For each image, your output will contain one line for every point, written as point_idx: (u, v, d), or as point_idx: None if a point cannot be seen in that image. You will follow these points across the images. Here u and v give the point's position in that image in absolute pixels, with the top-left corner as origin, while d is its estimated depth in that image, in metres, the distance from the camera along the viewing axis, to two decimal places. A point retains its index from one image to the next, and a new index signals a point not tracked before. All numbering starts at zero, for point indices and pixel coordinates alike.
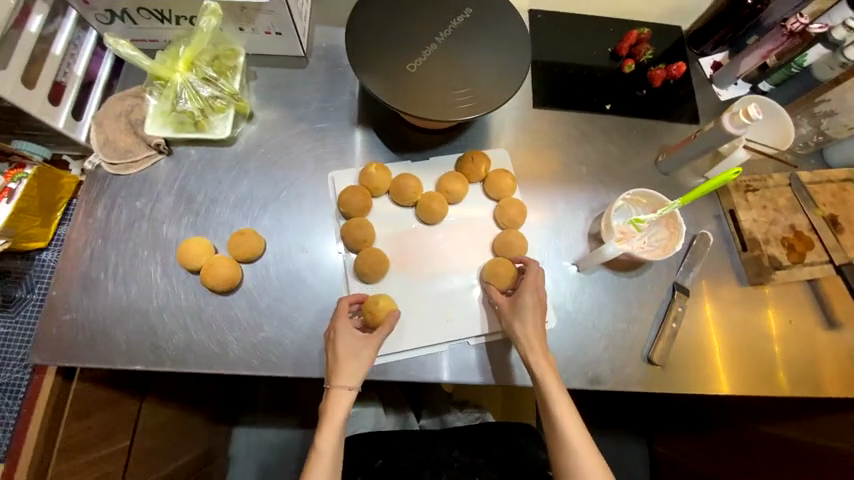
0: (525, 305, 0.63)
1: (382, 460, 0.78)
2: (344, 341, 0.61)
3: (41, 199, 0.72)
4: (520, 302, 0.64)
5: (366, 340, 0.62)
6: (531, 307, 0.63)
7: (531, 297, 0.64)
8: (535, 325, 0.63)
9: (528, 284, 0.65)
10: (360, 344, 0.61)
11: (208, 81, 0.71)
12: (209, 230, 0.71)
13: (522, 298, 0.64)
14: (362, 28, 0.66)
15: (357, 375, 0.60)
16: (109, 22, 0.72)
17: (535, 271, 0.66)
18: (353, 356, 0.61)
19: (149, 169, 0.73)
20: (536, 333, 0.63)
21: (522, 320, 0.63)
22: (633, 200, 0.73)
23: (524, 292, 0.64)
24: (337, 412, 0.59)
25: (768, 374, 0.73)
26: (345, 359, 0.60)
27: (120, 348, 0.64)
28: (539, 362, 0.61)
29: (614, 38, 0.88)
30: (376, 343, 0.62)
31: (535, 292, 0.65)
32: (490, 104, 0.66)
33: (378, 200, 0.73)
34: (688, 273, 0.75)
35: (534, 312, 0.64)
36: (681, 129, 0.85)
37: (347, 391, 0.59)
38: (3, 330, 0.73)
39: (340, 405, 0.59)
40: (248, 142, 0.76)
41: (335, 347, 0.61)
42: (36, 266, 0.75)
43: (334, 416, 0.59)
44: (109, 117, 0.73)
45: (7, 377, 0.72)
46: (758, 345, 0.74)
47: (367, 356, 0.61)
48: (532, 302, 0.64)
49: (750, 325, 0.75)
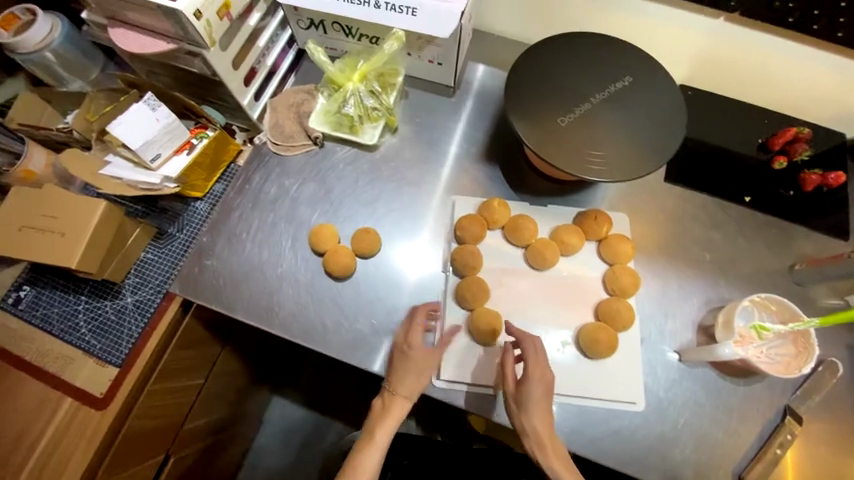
0: (531, 399, 0.61)
1: (408, 461, 0.81)
2: (413, 359, 0.65)
3: (211, 158, 0.85)
4: (527, 393, 0.62)
5: (423, 361, 0.65)
6: (538, 399, 0.62)
7: (538, 385, 0.62)
8: (542, 417, 0.62)
9: (535, 372, 0.63)
10: (428, 360, 0.66)
11: (373, 93, 0.80)
12: (337, 221, 0.78)
13: (527, 387, 0.62)
14: (523, 76, 0.71)
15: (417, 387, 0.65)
16: (306, 28, 0.84)
17: (530, 349, 0.65)
18: (415, 370, 0.65)
19: (301, 155, 0.82)
20: (545, 423, 0.61)
21: (529, 413, 0.61)
22: (760, 304, 0.68)
23: (530, 382, 0.62)
24: (395, 415, 0.65)
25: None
26: (410, 371, 0.65)
27: (243, 301, 0.73)
28: (547, 458, 0.60)
29: (768, 131, 0.84)
30: (436, 357, 0.66)
31: (541, 379, 0.63)
32: (628, 173, 0.66)
33: (491, 233, 0.75)
34: (805, 400, 0.68)
35: (541, 403, 0.62)
36: (825, 241, 0.78)
37: (405, 399, 0.64)
38: (149, 256, 0.84)
39: (397, 409, 0.64)
40: (387, 152, 0.84)
41: (402, 359, 0.66)
42: (190, 211, 0.87)
43: (392, 416, 0.64)
44: (283, 105, 0.84)
45: (142, 298, 0.82)
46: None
47: (431, 371, 0.66)
48: (540, 393, 0.62)
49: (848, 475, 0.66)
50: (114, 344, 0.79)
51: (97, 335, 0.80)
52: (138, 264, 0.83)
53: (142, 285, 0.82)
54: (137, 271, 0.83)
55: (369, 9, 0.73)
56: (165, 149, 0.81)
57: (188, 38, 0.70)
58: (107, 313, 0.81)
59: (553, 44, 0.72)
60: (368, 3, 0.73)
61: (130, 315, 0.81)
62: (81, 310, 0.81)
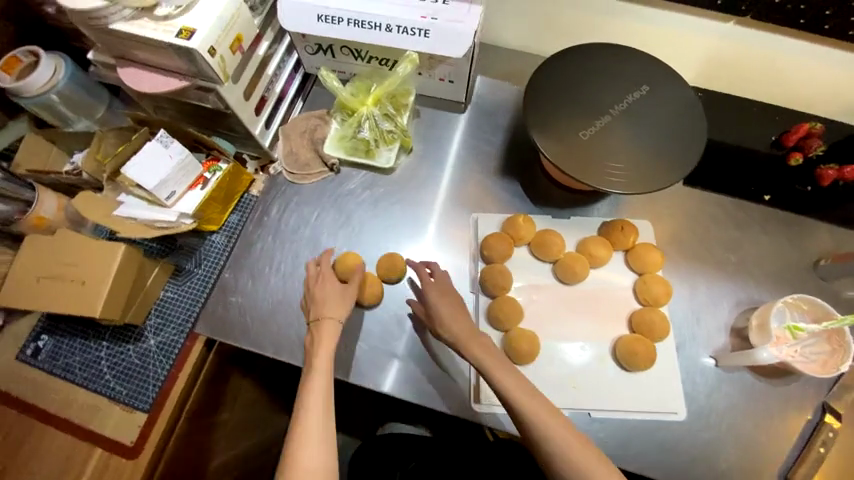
0: (441, 311, 0.64)
1: (415, 463, 0.75)
2: (324, 287, 0.67)
3: (226, 191, 0.84)
4: (435, 308, 0.65)
5: (343, 290, 0.67)
6: (446, 307, 0.65)
7: (445, 301, 0.65)
8: (467, 331, 0.62)
9: (427, 284, 0.66)
10: (342, 290, 0.67)
11: (387, 116, 0.79)
12: (361, 248, 0.78)
13: (431, 302, 0.65)
14: (541, 91, 0.71)
15: (341, 306, 0.65)
16: (313, 53, 0.83)
17: (427, 275, 0.68)
18: (334, 298, 0.66)
19: (318, 183, 0.81)
20: (466, 330, 0.63)
21: (444, 321, 0.64)
22: (792, 304, 0.68)
23: (430, 294, 0.66)
24: (327, 338, 0.62)
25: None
26: (330, 294, 0.66)
27: (272, 336, 0.71)
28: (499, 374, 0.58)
29: (779, 127, 0.85)
30: (352, 285, 0.68)
31: (449, 295, 0.66)
32: (651, 183, 0.66)
33: (518, 249, 0.75)
34: (843, 395, 0.68)
35: (459, 313, 0.64)
36: (845, 234, 0.79)
37: (334, 321, 0.63)
38: (169, 294, 0.82)
39: (328, 332, 0.62)
40: (404, 172, 0.83)
41: (323, 293, 0.66)
42: (206, 245, 0.85)
43: (323, 344, 0.61)
44: (296, 132, 0.83)
45: (164, 338, 0.80)
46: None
47: (347, 294, 0.67)
48: (444, 305, 0.65)
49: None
50: (139, 389, 0.77)
51: (122, 381, 0.78)
52: (159, 304, 0.81)
53: (164, 325, 0.80)
54: (158, 311, 0.81)
55: (380, 33, 0.73)
56: (179, 186, 0.80)
57: (201, 75, 0.69)
58: (131, 358, 0.79)
59: (570, 57, 0.72)
60: (379, 27, 0.72)
61: (153, 357, 0.79)
62: (103, 357, 0.79)
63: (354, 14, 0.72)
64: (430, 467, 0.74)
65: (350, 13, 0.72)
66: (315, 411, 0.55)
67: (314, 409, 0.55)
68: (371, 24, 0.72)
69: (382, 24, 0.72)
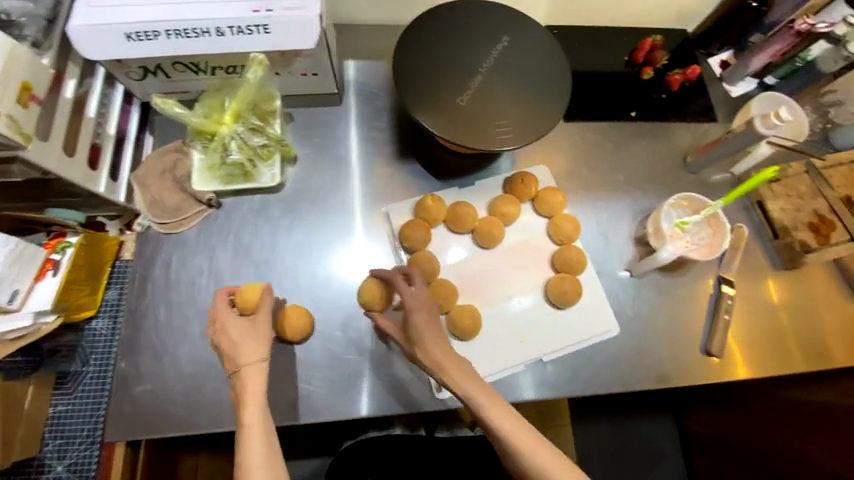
0: (424, 338, 0.56)
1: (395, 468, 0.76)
2: (229, 327, 0.55)
3: (87, 267, 0.70)
4: (416, 331, 0.57)
5: (252, 322, 0.56)
6: (431, 330, 0.56)
7: (418, 315, 0.57)
8: (447, 354, 0.55)
9: (407, 303, 0.58)
10: (253, 323, 0.56)
11: (255, 130, 0.69)
12: (274, 280, 0.70)
13: (410, 320, 0.57)
14: (408, 67, 0.67)
15: (259, 344, 0.54)
16: (141, 78, 0.70)
17: (407, 295, 0.59)
18: (246, 337, 0.54)
19: (200, 225, 0.71)
20: (443, 353, 0.55)
21: (425, 346, 0.56)
22: (676, 204, 0.77)
23: (408, 314, 0.58)
24: (251, 393, 0.51)
25: (781, 343, 0.79)
26: (241, 334, 0.54)
27: (203, 411, 0.63)
28: (468, 388, 0.53)
29: (629, 46, 0.92)
30: (266, 315, 0.57)
31: (427, 313, 0.58)
32: (537, 132, 0.67)
33: (435, 230, 0.74)
34: (730, 265, 0.79)
35: (439, 338, 0.56)
36: (702, 129, 0.90)
37: (258, 364, 0.52)
38: (61, 409, 0.69)
39: (254, 384, 0.51)
40: (296, 185, 0.76)
41: (231, 338, 0.54)
42: (87, 337, 0.72)
43: (251, 397, 0.50)
44: (152, 175, 0.71)
45: (73, 458, 0.67)
46: (770, 320, 0.80)
47: (263, 330, 0.55)
48: (422, 322, 0.57)
49: (769, 305, 0.80)
50: None
51: None
52: (52, 423, 0.68)
53: (68, 444, 0.68)
54: (54, 432, 0.68)
55: (211, 39, 0.62)
56: (22, 281, 0.65)
57: None
58: None
59: (427, 25, 0.69)
60: (207, 32, 0.61)
61: None
62: None
63: (171, 24, 0.60)
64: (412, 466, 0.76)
65: (165, 23, 0.60)
66: (259, 463, 0.47)
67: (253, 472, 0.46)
68: (197, 31, 0.61)
69: (209, 28, 0.61)
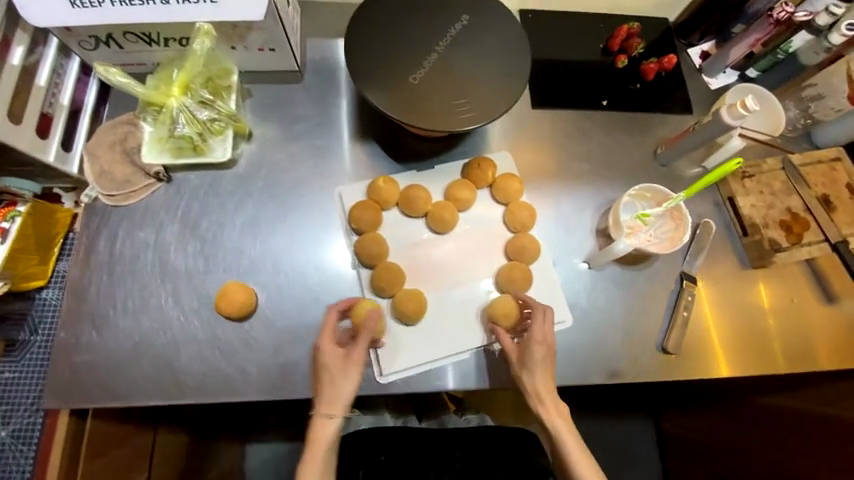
0: (533, 359, 0.62)
1: (385, 456, 0.71)
2: (323, 365, 0.61)
3: (36, 236, 0.70)
4: (530, 354, 0.62)
5: (346, 360, 0.61)
6: (543, 361, 0.62)
7: (541, 349, 0.62)
8: (544, 375, 0.62)
9: (536, 336, 0.62)
10: (342, 367, 0.61)
11: (204, 104, 0.69)
12: (220, 257, 0.69)
13: (530, 350, 0.62)
14: (361, 43, 0.65)
15: (339, 402, 0.59)
16: (93, 48, 0.69)
17: (539, 330, 0.63)
18: (333, 377, 0.60)
19: (149, 198, 0.71)
20: (546, 381, 0.62)
21: (533, 374, 0.62)
22: (638, 195, 0.75)
23: (535, 347, 0.62)
24: (322, 437, 0.59)
25: (765, 349, 0.76)
26: (332, 381, 0.60)
27: (139, 384, 0.63)
28: (546, 412, 0.61)
29: (605, 33, 0.89)
30: (359, 359, 0.61)
31: (548, 344, 0.63)
32: (494, 111, 0.66)
33: (388, 213, 0.72)
34: (694, 261, 0.77)
35: (545, 367, 0.62)
36: (676, 120, 0.87)
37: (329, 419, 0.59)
38: (8, 375, 0.70)
39: (324, 432, 0.59)
40: (250, 163, 0.75)
41: (319, 373, 0.61)
42: (37, 305, 0.72)
43: (319, 442, 0.59)
44: (102, 146, 0.71)
45: (17, 425, 0.69)
46: (754, 325, 0.77)
47: (353, 378, 0.60)
48: (541, 345, 0.62)
49: (751, 308, 0.78)
50: None
51: None
52: None
53: (13, 411, 0.69)
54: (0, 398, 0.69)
55: (157, 7, 0.61)
56: None
57: None
58: None
59: (379, 1, 0.67)
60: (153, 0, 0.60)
61: (11, 449, 0.68)
62: None
63: None
64: (402, 459, 0.69)
65: None
66: None
67: None
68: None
69: None
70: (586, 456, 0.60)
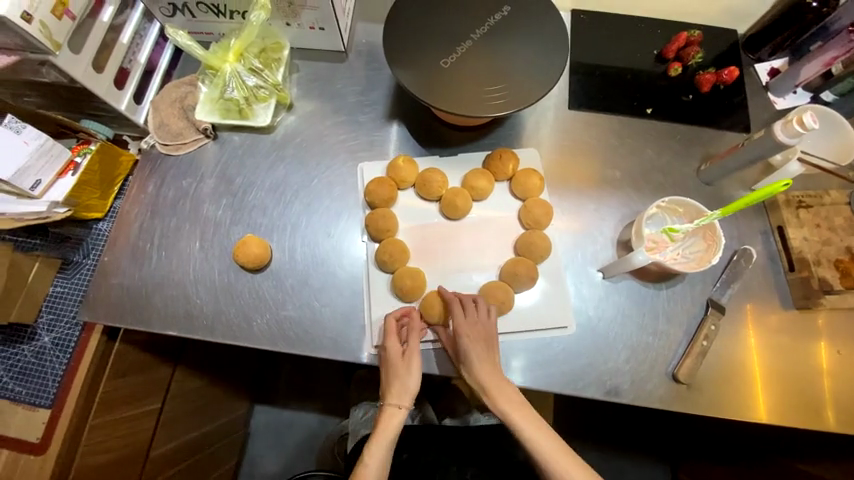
0: (470, 355, 0.62)
1: (407, 455, 0.82)
2: (392, 365, 0.64)
3: (100, 174, 0.79)
4: (463, 352, 0.63)
5: (408, 359, 0.64)
6: (479, 354, 0.63)
7: (473, 344, 0.63)
8: (489, 368, 0.63)
9: (462, 330, 0.63)
10: (403, 365, 0.64)
11: (253, 71, 0.76)
12: (246, 212, 0.75)
13: (461, 345, 0.63)
14: (400, 25, 0.68)
15: (406, 394, 0.63)
16: (171, 15, 0.78)
17: (463, 325, 0.64)
18: (398, 376, 0.64)
19: (196, 152, 0.78)
20: (492, 370, 0.63)
21: (471, 369, 0.63)
22: (669, 209, 0.71)
23: (463, 341, 0.63)
24: (389, 428, 0.63)
25: (812, 408, 0.67)
26: (395, 378, 0.64)
27: (160, 314, 0.70)
28: (500, 404, 0.61)
29: (661, 41, 0.85)
30: (416, 354, 0.65)
31: (477, 337, 0.63)
32: (524, 101, 0.65)
33: (403, 192, 0.75)
34: (725, 290, 0.70)
35: (482, 357, 0.63)
36: (728, 137, 0.80)
37: (396, 408, 0.63)
38: (58, 289, 0.80)
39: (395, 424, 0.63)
40: (287, 131, 0.80)
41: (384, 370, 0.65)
42: (92, 234, 0.82)
43: (384, 432, 0.63)
44: (165, 102, 0.79)
45: (59, 333, 0.78)
46: (803, 378, 0.68)
47: (410, 375, 0.64)
48: (469, 333, 0.63)
49: (802, 360, 0.69)
50: (39, 386, 0.76)
51: (20, 382, 0.76)
52: (49, 300, 0.79)
53: (57, 320, 0.78)
54: (49, 308, 0.79)
55: None
56: (46, 174, 0.75)
57: (29, 48, 0.64)
58: (27, 357, 0.77)
59: None
60: None
61: (50, 354, 0.77)
62: None
63: None
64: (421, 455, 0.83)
65: None
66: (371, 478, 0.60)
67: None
68: None
69: None
70: (570, 457, 0.59)
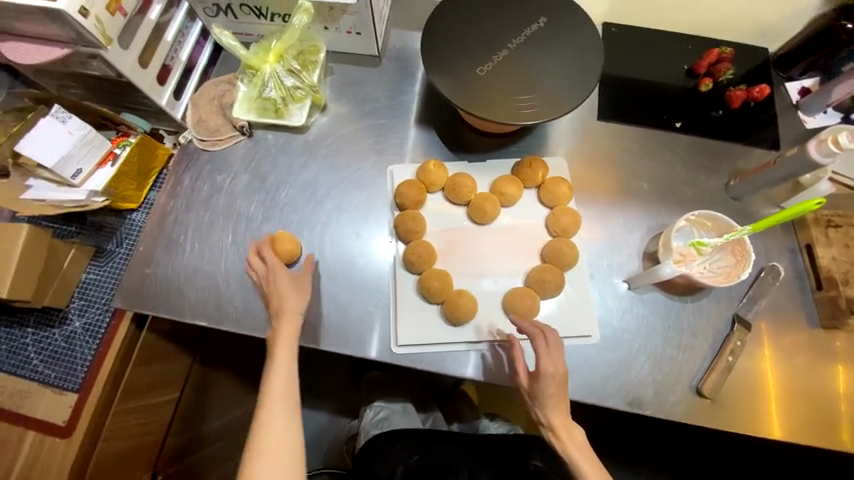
0: (547, 392, 0.60)
1: (418, 456, 0.82)
2: (280, 278, 0.65)
3: (138, 166, 0.81)
4: (540, 387, 0.60)
5: (296, 282, 0.66)
6: (557, 394, 0.60)
7: (553, 382, 0.60)
8: (560, 408, 0.60)
9: (547, 368, 0.60)
10: (294, 282, 0.66)
11: (292, 73, 0.78)
12: (277, 209, 0.77)
13: (540, 383, 0.60)
14: (438, 32, 0.69)
15: (300, 303, 0.65)
16: (214, 15, 0.80)
17: (547, 362, 0.60)
18: (288, 290, 0.65)
19: (232, 148, 0.80)
20: (563, 410, 0.60)
21: (545, 405, 0.60)
22: (697, 222, 0.71)
23: (546, 380, 0.60)
24: (288, 336, 0.63)
25: (827, 425, 0.67)
26: (286, 288, 0.65)
27: (189, 304, 0.71)
28: (566, 448, 0.59)
29: (692, 56, 0.86)
30: (304, 277, 0.68)
31: (558, 376, 0.60)
32: (558, 110, 0.66)
33: (432, 196, 0.76)
34: (752, 306, 0.70)
35: (556, 399, 0.60)
36: (757, 154, 0.80)
37: (295, 315, 0.64)
38: (91, 276, 0.82)
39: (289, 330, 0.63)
40: (320, 131, 0.82)
41: (274, 283, 0.65)
42: (127, 224, 0.84)
43: (283, 340, 0.62)
44: (204, 99, 0.82)
45: (90, 319, 0.80)
46: (820, 395, 0.68)
47: (301, 291, 0.66)
48: (549, 370, 0.60)
49: (818, 376, 0.69)
50: (68, 370, 0.77)
51: (50, 365, 0.77)
52: (82, 286, 0.82)
53: (89, 306, 0.80)
54: (81, 294, 0.81)
55: None
56: (86, 163, 0.78)
57: (82, 41, 0.67)
58: (58, 341, 0.79)
59: None
60: None
61: (80, 338, 0.79)
62: (29, 343, 0.79)
63: None
64: (431, 459, 0.82)
65: None
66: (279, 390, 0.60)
67: (277, 400, 0.59)
68: None
69: None
70: None
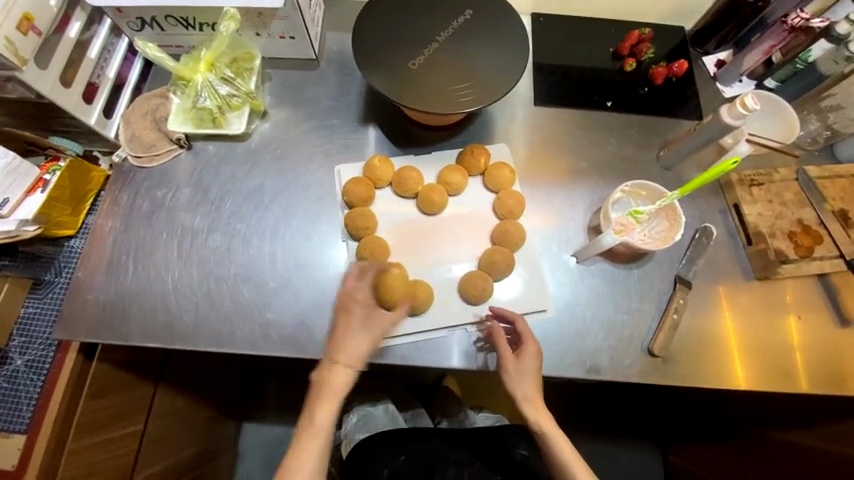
0: (530, 367, 0.63)
1: (405, 457, 0.82)
2: (361, 319, 0.63)
3: (71, 190, 0.77)
4: (525, 363, 0.63)
5: (367, 320, 0.63)
6: (535, 370, 0.63)
7: (534, 358, 0.64)
8: (537, 383, 0.63)
9: (533, 346, 0.64)
10: (374, 322, 0.63)
11: (226, 81, 0.77)
12: (223, 219, 0.75)
13: (527, 358, 0.63)
14: (367, 30, 0.70)
15: (358, 353, 0.61)
16: (139, 29, 0.78)
17: (532, 342, 0.64)
18: (362, 329, 0.62)
19: (171, 163, 0.78)
20: (537, 386, 0.63)
21: (525, 379, 0.62)
22: (633, 193, 0.75)
23: (532, 355, 0.63)
24: (337, 385, 0.60)
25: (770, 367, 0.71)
26: (360, 331, 0.62)
27: (137, 326, 0.69)
28: (542, 420, 0.61)
29: (616, 39, 0.91)
30: (382, 320, 0.63)
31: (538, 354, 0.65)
32: (491, 97, 0.68)
33: (380, 192, 0.77)
34: (691, 267, 0.74)
35: (536, 375, 0.63)
36: (683, 125, 0.86)
37: (351, 365, 0.61)
38: (30, 310, 0.78)
39: (341, 380, 0.60)
40: (262, 138, 0.81)
41: (356, 324, 0.62)
42: (65, 251, 0.81)
43: (335, 388, 0.60)
44: (137, 115, 0.79)
45: (33, 355, 0.75)
46: (775, 347, 0.72)
47: (370, 334, 0.62)
48: (535, 350, 0.64)
49: (758, 323, 0.74)
50: (14, 411, 0.73)
51: None
52: (20, 322, 0.77)
53: (30, 343, 0.76)
54: (21, 330, 0.77)
55: None
56: (13, 193, 0.74)
57: None
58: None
59: None
60: None
61: (24, 377, 0.74)
62: None
63: None
64: (419, 459, 0.82)
65: None
66: (317, 440, 0.59)
67: (311, 450, 0.59)
68: None
69: None
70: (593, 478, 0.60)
